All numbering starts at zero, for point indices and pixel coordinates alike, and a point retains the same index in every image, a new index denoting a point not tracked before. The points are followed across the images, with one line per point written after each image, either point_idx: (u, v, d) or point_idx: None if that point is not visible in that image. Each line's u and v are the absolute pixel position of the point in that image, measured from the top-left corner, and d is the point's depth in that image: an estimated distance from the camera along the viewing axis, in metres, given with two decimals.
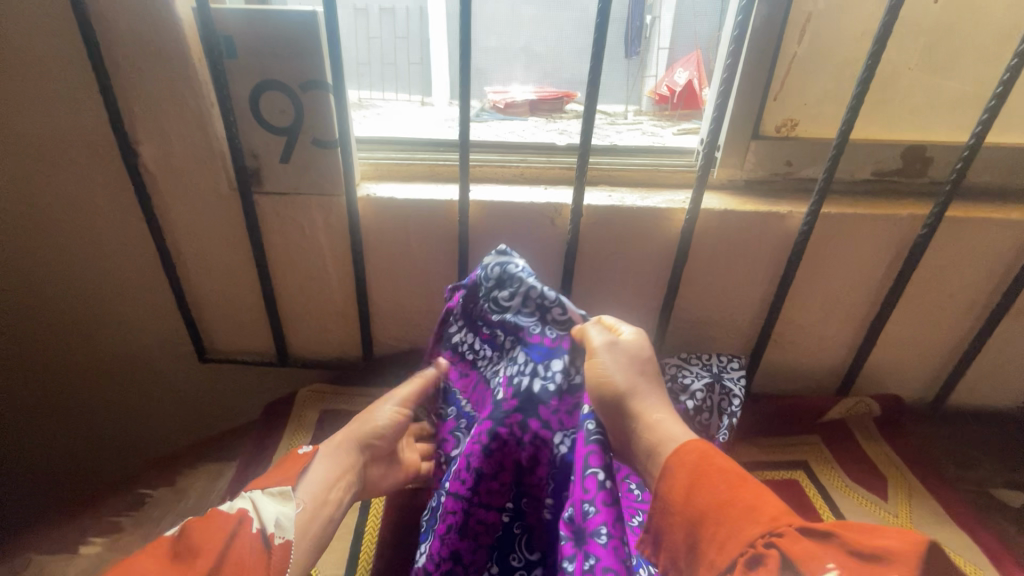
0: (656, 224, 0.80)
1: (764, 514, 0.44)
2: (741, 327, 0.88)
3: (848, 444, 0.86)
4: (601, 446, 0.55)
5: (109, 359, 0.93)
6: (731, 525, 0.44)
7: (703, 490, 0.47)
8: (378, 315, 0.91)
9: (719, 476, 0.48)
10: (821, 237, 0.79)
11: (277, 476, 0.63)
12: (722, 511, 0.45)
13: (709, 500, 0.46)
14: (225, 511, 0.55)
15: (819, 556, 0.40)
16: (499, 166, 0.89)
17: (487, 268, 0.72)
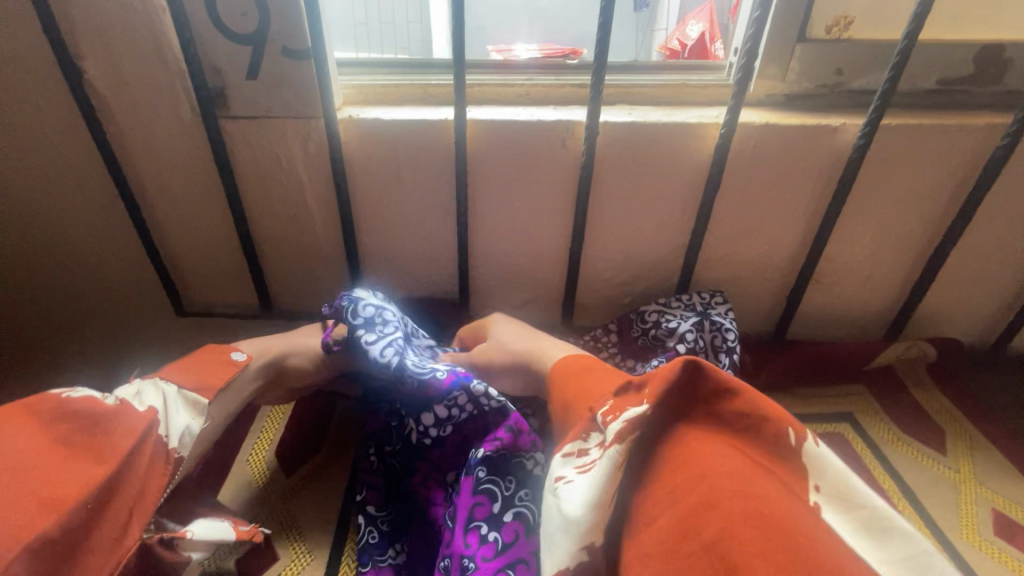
0: (684, 143, 0.68)
1: (595, 393, 0.46)
2: (778, 266, 0.78)
3: (900, 394, 0.76)
4: (488, 496, 0.54)
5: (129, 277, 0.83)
6: (578, 409, 0.47)
7: (566, 385, 0.52)
8: (368, 258, 0.81)
9: (588, 375, 0.50)
10: (880, 156, 0.67)
11: (195, 373, 0.55)
12: (577, 401, 0.48)
13: (568, 394, 0.50)
14: (132, 407, 0.47)
15: (618, 403, 0.42)
16: (499, 86, 0.77)
17: (357, 306, 0.66)
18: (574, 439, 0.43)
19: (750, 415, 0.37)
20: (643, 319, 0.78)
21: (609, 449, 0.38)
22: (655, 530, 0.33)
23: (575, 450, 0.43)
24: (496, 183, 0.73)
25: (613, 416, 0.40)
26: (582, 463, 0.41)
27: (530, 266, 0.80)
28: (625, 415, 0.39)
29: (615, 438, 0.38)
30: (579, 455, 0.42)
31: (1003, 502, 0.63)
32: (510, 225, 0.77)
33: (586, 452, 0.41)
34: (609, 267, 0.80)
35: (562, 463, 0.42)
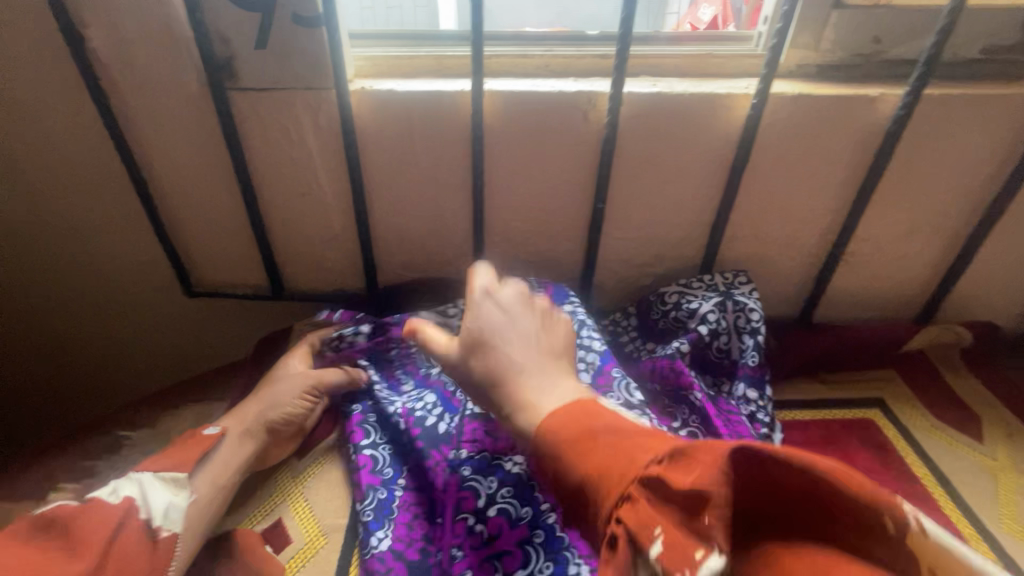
0: (712, 116, 0.65)
1: (618, 473, 0.40)
2: (807, 246, 0.75)
3: (932, 379, 0.73)
4: (475, 492, 0.58)
5: (140, 256, 0.82)
6: (599, 495, 0.40)
7: (572, 448, 0.43)
8: (381, 238, 0.79)
9: (598, 439, 0.43)
10: (921, 128, 0.64)
11: (172, 456, 0.57)
12: (595, 482, 0.41)
13: (580, 462, 0.42)
14: (104, 503, 0.51)
15: (651, 516, 0.35)
16: (516, 58, 0.74)
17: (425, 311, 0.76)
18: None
19: (839, 500, 0.34)
20: (662, 301, 0.74)
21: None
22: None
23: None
24: (513, 158, 0.70)
25: (652, 541, 0.34)
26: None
27: (547, 245, 0.78)
28: (694, 567, 0.31)
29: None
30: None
31: None
32: (527, 202, 0.74)
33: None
34: (630, 247, 0.77)
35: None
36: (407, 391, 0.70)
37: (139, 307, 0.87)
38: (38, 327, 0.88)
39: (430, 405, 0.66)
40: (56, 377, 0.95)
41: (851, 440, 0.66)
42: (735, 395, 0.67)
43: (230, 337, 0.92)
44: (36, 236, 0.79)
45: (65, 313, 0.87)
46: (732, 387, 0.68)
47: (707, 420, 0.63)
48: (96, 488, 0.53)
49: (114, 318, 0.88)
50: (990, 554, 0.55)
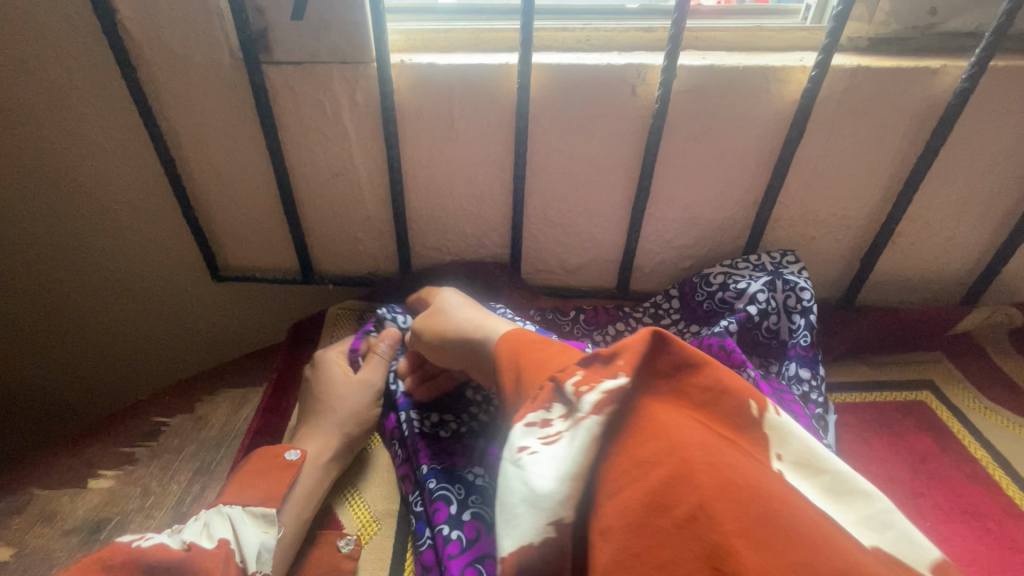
0: (766, 90, 0.63)
1: (554, 358, 0.43)
2: (855, 226, 0.73)
3: (979, 360, 0.72)
4: (446, 499, 0.55)
5: (165, 240, 0.79)
6: (534, 368, 0.43)
7: (525, 345, 0.47)
8: (415, 219, 0.77)
9: (541, 339, 0.47)
10: (982, 103, 0.62)
11: (258, 485, 0.53)
12: (536, 361, 0.44)
13: (527, 353, 0.45)
14: (200, 548, 0.45)
15: (580, 374, 0.40)
16: (556, 31, 0.71)
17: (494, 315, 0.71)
18: (536, 407, 0.39)
19: (717, 385, 0.38)
20: (707, 283, 0.72)
21: (588, 423, 0.36)
22: (637, 488, 0.33)
23: (535, 421, 0.39)
24: (557, 136, 0.68)
25: (587, 388, 0.38)
26: (546, 434, 0.38)
27: (587, 226, 0.76)
28: (602, 386, 0.38)
29: (596, 409, 0.36)
30: (541, 425, 0.38)
31: None
32: (569, 182, 0.72)
33: (551, 423, 0.38)
34: (672, 228, 0.75)
35: (522, 436, 0.38)
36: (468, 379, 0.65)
37: (165, 292, 0.85)
38: (62, 312, 0.86)
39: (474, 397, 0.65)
40: (82, 364, 0.93)
41: (906, 422, 0.65)
42: (786, 376, 0.65)
43: (257, 322, 0.90)
44: (59, 218, 0.76)
45: (87, 298, 0.85)
46: (783, 367, 0.67)
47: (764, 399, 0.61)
48: (185, 525, 0.48)
49: (139, 303, 0.86)
50: None
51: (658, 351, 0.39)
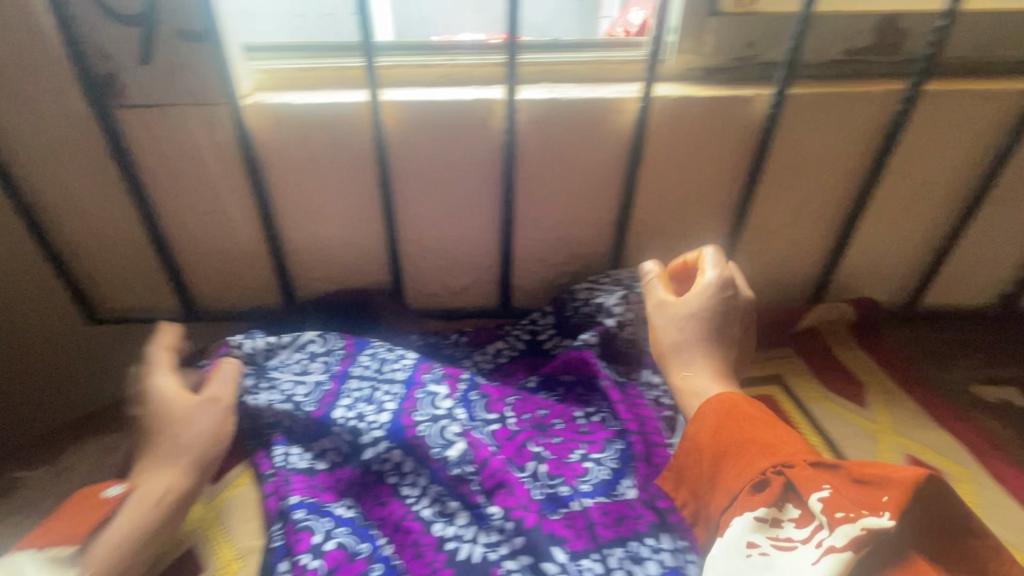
0: (605, 119, 0.69)
1: (784, 447, 0.49)
2: (707, 237, 0.79)
3: (824, 352, 0.79)
4: (311, 528, 0.53)
5: (31, 286, 0.77)
6: (743, 461, 0.49)
7: (716, 428, 0.53)
8: (293, 252, 0.78)
9: (759, 424, 0.51)
10: (792, 124, 0.69)
11: (57, 529, 0.51)
12: (744, 449, 0.50)
13: (751, 434, 0.51)
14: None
15: (821, 483, 0.46)
16: (419, 67, 0.75)
17: (374, 347, 0.70)
18: (763, 506, 0.47)
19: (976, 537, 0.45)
20: (574, 298, 0.77)
21: (837, 554, 0.42)
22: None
23: (765, 518, 0.47)
24: (419, 168, 0.71)
25: (853, 515, 0.43)
26: (775, 535, 0.46)
27: (463, 250, 0.79)
28: (863, 521, 0.43)
29: (850, 543, 0.42)
30: (769, 523, 0.46)
31: (918, 448, 0.66)
32: (438, 209, 0.75)
33: (782, 526, 0.46)
34: (543, 248, 0.79)
35: (753, 531, 0.46)
36: (348, 401, 0.63)
37: (36, 339, 0.81)
38: None
39: (365, 412, 0.62)
40: None
41: None
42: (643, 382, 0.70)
43: (143, 363, 0.88)
44: None
45: None
46: (641, 375, 0.71)
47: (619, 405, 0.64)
48: None
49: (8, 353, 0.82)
50: None
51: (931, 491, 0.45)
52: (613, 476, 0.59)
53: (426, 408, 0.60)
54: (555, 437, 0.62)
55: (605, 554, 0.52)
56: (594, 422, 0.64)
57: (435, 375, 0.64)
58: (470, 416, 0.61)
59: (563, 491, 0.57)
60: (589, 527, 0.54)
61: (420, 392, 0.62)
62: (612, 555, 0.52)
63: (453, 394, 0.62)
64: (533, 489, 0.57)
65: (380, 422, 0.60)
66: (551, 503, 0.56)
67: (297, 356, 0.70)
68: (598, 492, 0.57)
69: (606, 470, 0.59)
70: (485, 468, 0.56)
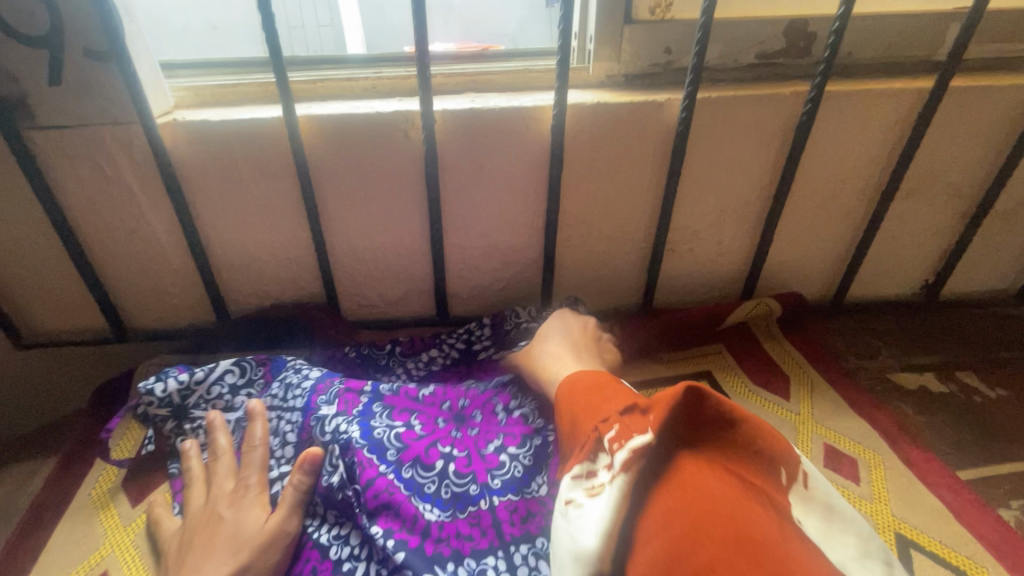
0: (524, 126, 0.70)
1: (600, 406, 0.48)
2: (635, 238, 0.81)
3: (751, 347, 0.81)
4: None
5: None
6: (575, 428, 0.49)
7: (569, 393, 0.53)
8: (224, 268, 0.78)
9: (583, 389, 0.52)
10: (706, 127, 0.72)
11: None
12: (573, 416, 0.50)
13: (571, 406, 0.51)
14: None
15: (622, 423, 0.45)
16: (343, 80, 0.75)
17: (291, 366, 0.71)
18: (580, 462, 0.46)
19: (769, 443, 0.43)
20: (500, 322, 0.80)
21: (615, 481, 0.41)
22: (666, 518, 0.39)
23: (581, 473, 0.45)
24: (343, 180, 0.71)
25: (620, 447, 0.43)
26: (590, 485, 0.44)
27: (396, 260, 0.79)
28: (630, 442, 0.43)
29: (622, 469, 0.42)
30: (587, 478, 0.45)
31: (835, 436, 0.68)
32: (367, 220, 0.75)
33: (595, 476, 0.44)
34: (476, 255, 0.80)
35: (572, 488, 0.45)
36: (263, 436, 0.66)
37: None
38: None
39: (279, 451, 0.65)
40: None
41: None
42: None
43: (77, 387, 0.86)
44: None
45: None
46: None
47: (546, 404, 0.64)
48: None
49: None
50: None
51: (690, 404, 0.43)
52: (527, 472, 0.59)
53: (317, 436, 0.62)
54: (473, 429, 0.64)
55: (510, 550, 0.55)
56: (518, 417, 0.64)
57: (330, 399, 0.65)
58: (368, 430, 0.61)
59: (472, 489, 0.58)
60: (495, 525, 0.56)
61: (313, 420, 0.63)
62: (517, 551, 0.55)
63: (350, 413, 0.63)
64: (438, 490, 0.58)
65: (287, 457, 0.64)
66: (458, 502, 0.58)
67: (217, 391, 0.68)
68: (507, 489, 0.58)
69: (520, 467, 0.60)
70: (370, 488, 0.56)
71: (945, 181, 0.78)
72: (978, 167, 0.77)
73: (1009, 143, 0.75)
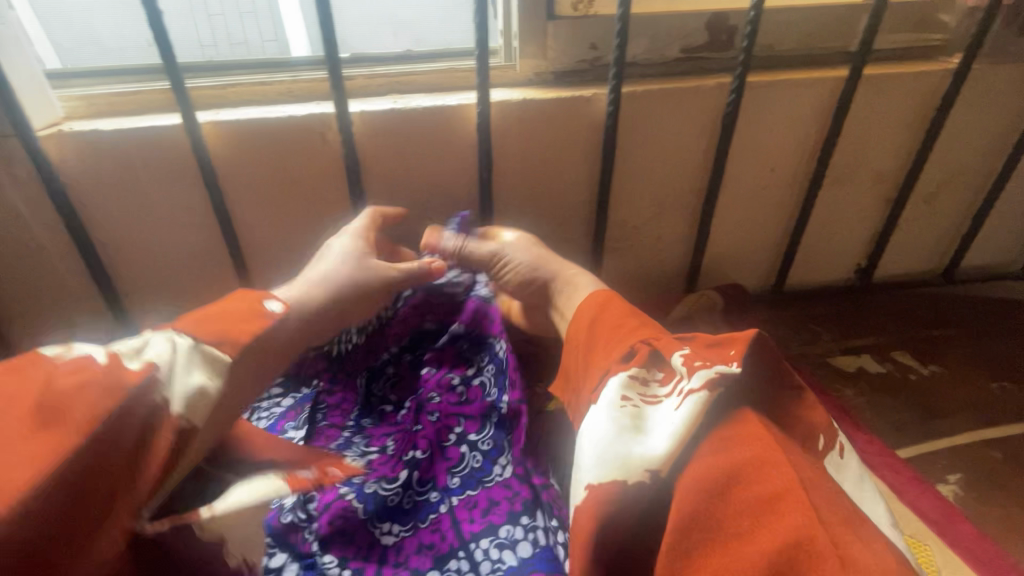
0: (449, 126, 0.67)
1: (645, 327, 0.47)
2: (575, 237, 0.79)
3: (697, 340, 0.80)
4: None
5: None
6: (609, 342, 0.47)
7: (595, 319, 0.51)
8: (133, 292, 0.71)
9: (624, 312, 0.50)
10: (635, 120, 0.71)
11: None
12: (610, 332, 0.48)
13: (597, 327, 0.50)
14: (89, 361, 0.36)
15: (679, 345, 0.44)
16: (255, 84, 0.70)
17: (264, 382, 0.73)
18: (635, 367, 0.44)
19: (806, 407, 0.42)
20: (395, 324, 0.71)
21: (695, 394, 0.39)
22: (724, 458, 0.36)
23: (636, 377, 0.43)
24: (258, 189, 0.67)
25: (702, 364, 0.41)
26: (645, 394, 0.42)
27: None
28: (714, 366, 0.40)
29: (705, 384, 0.39)
30: (640, 385, 0.43)
31: None
32: (288, 232, 0.70)
33: (650, 387, 0.43)
34: None
35: (624, 388, 0.43)
36: None
37: None
38: None
39: None
40: None
41: None
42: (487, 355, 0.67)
43: None
44: None
45: None
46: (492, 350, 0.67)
47: (500, 373, 0.64)
48: None
49: None
50: None
51: (764, 353, 0.42)
52: (487, 460, 0.59)
53: None
54: (433, 415, 0.61)
55: (472, 548, 0.52)
56: (473, 387, 0.64)
57: (297, 424, 0.66)
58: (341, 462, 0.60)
59: (432, 497, 0.56)
60: (455, 526, 0.54)
61: (275, 441, 0.63)
62: (478, 547, 0.52)
63: (330, 451, 0.62)
64: (399, 502, 0.56)
65: None
66: (419, 511, 0.56)
67: None
68: (467, 486, 0.57)
69: (479, 458, 0.59)
70: (325, 510, 0.53)
71: (868, 166, 0.80)
72: (897, 152, 0.80)
73: (924, 127, 0.78)
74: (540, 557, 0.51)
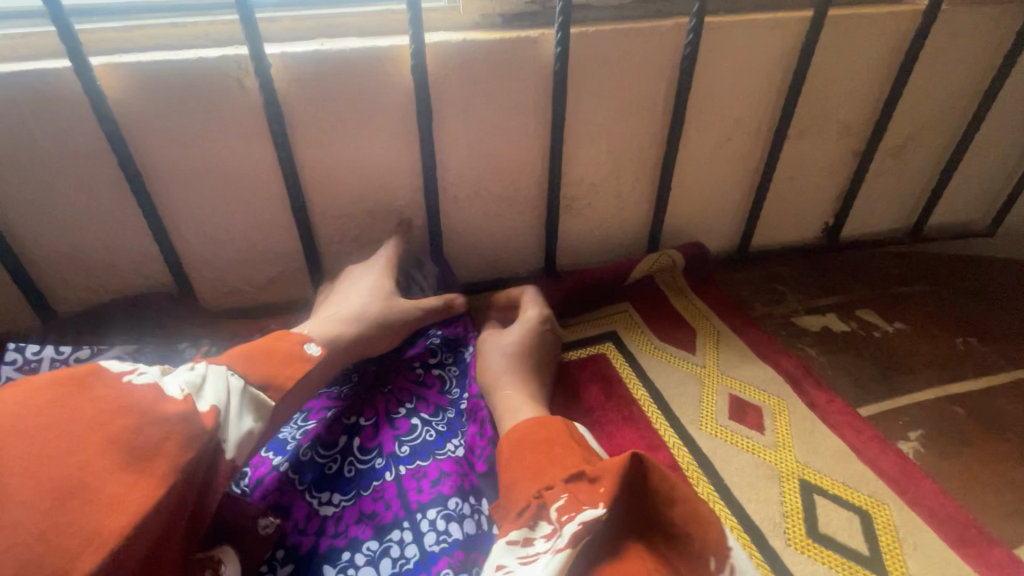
0: (382, 70, 0.61)
1: (544, 469, 0.42)
2: (528, 197, 0.74)
3: (658, 302, 0.77)
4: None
5: None
6: (520, 486, 0.42)
7: (509, 457, 0.46)
8: (39, 261, 0.65)
9: (534, 448, 0.45)
10: (588, 66, 0.66)
11: None
12: (521, 478, 0.43)
13: (513, 469, 0.44)
14: (160, 394, 0.37)
15: (561, 491, 0.39)
16: (164, 28, 0.61)
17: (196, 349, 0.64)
18: (518, 526, 0.40)
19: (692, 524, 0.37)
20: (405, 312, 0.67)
21: (558, 550, 0.35)
22: None
23: (518, 539, 0.39)
24: (171, 142, 0.60)
25: (567, 514, 0.37)
26: (525, 553, 0.38)
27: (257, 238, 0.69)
28: (579, 515, 0.36)
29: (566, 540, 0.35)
30: (522, 543, 0.38)
31: (739, 384, 0.65)
32: (210, 192, 0.64)
33: (531, 543, 0.38)
34: (350, 226, 0.71)
35: (504, 551, 0.39)
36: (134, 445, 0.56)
37: None
38: None
39: None
40: None
41: (582, 377, 0.66)
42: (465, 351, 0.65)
43: None
44: None
45: None
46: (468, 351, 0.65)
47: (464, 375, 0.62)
48: None
49: None
50: (686, 457, 0.57)
51: (634, 488, 0.38)
52: (441, 437, 0.55)
53: None
54: (386, 389, 0.59)
55: (417, 518, 0.48)
56: (433, 375, 0.61)
57: None
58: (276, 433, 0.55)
59: (376, 463, 0.52)
60: (400, 497, 0.49)
61: None
62: (424, 517, 0.48)
63: None
64: (339, 471, 0.51)
65: None
66: (360, 478, 0.51)
67: None
68: (417, 456, 0.53)
69: (433, 432, 0.55)
70: (257, 485, 0.50)
71: (835, 117, 0.76)
72: (865, 100, 0.76)
73: (893, 74, 0.74)
74: (484, 541, 0.48)
